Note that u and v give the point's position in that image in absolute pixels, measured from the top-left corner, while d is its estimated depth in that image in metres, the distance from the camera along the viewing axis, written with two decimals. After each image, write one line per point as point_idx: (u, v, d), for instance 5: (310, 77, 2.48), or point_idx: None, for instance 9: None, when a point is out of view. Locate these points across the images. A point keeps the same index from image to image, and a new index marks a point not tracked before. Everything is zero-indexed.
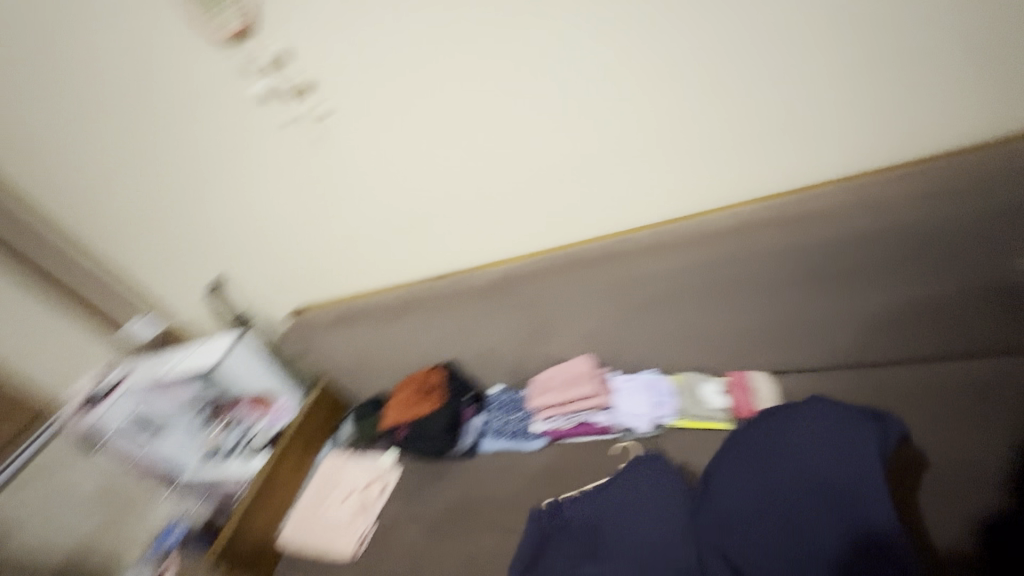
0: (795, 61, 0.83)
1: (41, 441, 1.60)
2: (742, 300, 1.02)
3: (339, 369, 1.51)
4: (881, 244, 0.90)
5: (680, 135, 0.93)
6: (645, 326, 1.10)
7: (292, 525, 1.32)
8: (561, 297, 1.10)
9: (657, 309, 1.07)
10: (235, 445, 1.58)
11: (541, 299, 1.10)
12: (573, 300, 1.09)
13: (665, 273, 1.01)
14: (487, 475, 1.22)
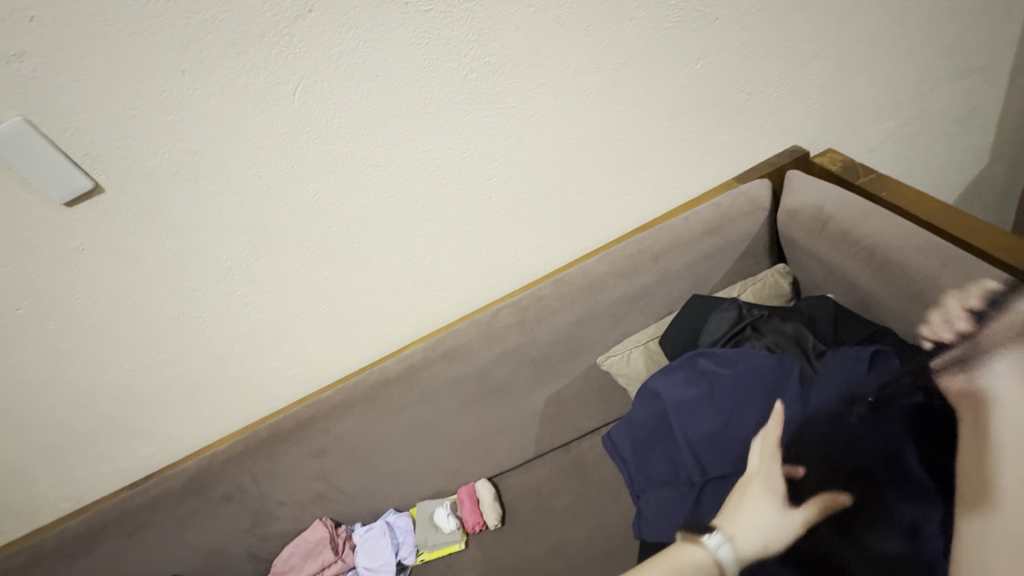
0: (419, 220, 0.91)
1: None
2: (444, 430, 1.05)
3: None
4: (533, 364, 0.99)
5: (333, 303, 0.98)
6: (364, 475, 1.07)
7: None
8: (264, 478, 1.03)
9: (369, 461, 1.05)
10: None
11: (244, 487, 1.02)
12: (279, 479, 1.03)
13: (357, 429, 1.00)
14: None
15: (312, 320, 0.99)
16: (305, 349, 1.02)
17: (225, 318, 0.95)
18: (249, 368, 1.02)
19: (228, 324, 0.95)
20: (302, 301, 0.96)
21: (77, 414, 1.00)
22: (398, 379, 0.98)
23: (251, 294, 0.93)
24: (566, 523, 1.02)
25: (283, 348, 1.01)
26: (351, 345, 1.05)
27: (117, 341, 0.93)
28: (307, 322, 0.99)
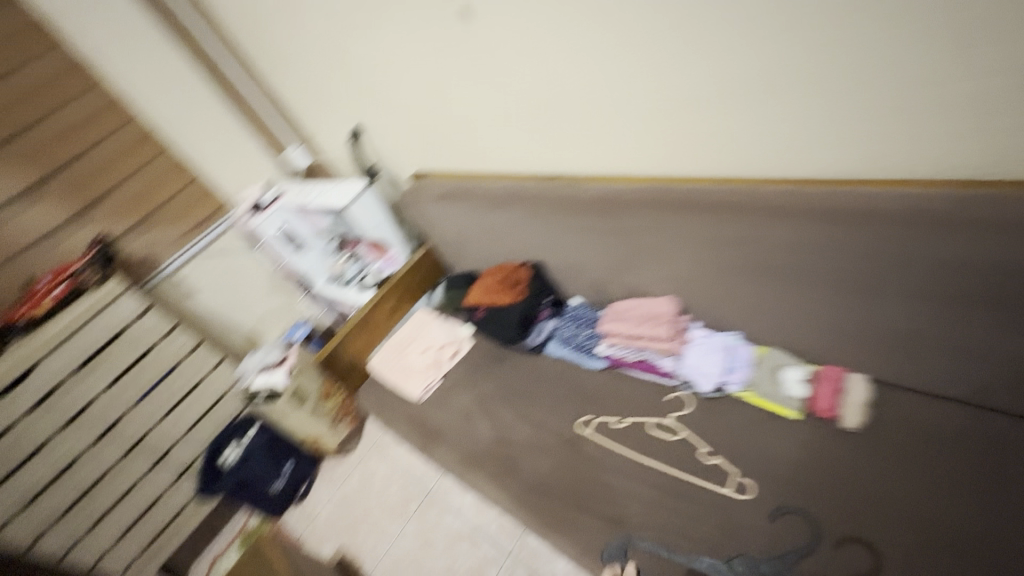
0: None
1: (224, 231, 2.12)
2: (857, 292, 0.94)
3: (449, 241, 1.66)
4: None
5: (830, 76, 0.83)
6: (742, 283, 1.07)
7: (382, 355, 1.57)
8: (658, 231, 1.10)
9: (759, 273, 1.03)
10: (354, 275, 2.04)
11: (643, 228, 1.11)
12: (666, 241, 1.11)
13: (774, 240, 0.97)
14: (548, 375, 1.31)
15: (791, 94, 0.89)
16: (753, 125, 0.96)
17: (704, 56, 0.93)
18: (685, 117, 1.03)
19: (699, 62, 0.94)
20: (795, 70, 0.86)
21: (539, 94, 1.22)
22: (859, 215, 0.85)
23: (752, 28, 0.85)
24: (903, 472, 0.91)
25: (735, 111, 0.96)
26: (799, 143, 0.94)
27: (602, 36, 1.02)
28: (787, 95, 0.89)
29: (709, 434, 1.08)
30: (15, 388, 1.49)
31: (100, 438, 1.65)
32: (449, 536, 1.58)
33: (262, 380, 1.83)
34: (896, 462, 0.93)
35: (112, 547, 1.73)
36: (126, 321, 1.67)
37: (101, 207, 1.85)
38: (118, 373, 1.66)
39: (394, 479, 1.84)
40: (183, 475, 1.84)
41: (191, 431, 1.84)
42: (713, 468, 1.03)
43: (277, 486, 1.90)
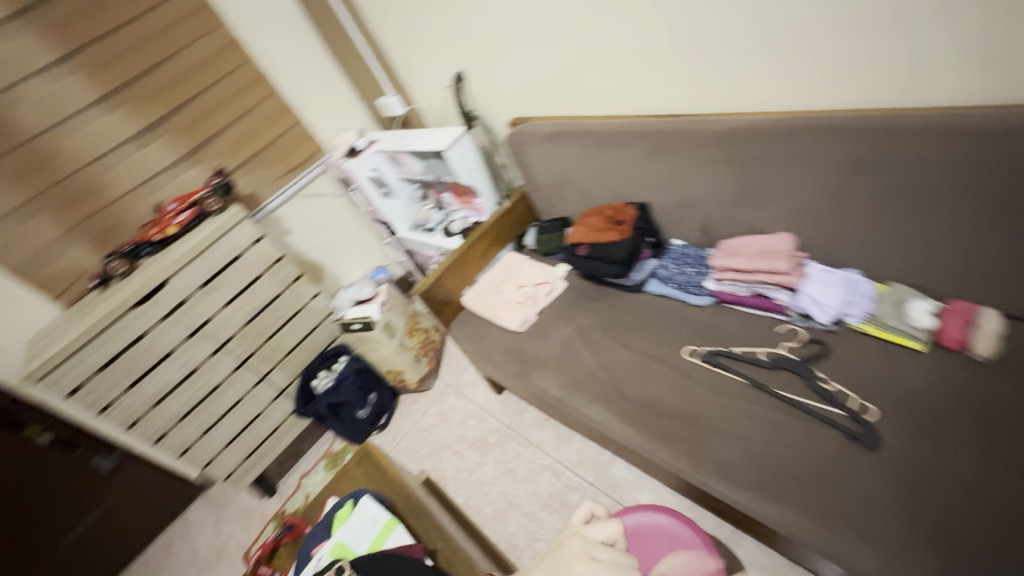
0: None
1: (319, 174, 2.29)
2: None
3: (541, 188, 1.68)
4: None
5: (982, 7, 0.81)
6: (917, 216, 0.94)
7: (477, 292, 1.68)
8: (799, 160, 1.03)
9: (878, 221, 0.99)
10: (438, 221, 2.20)
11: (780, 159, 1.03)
12: (786, 174, 1.06)
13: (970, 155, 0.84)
14: (644, 314, 1.35)
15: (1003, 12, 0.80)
16: (948, 42, 0.87)
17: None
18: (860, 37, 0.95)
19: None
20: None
21: (684, 30, 1.16)
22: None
23: None
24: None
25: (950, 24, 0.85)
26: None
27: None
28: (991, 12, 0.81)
29: (841, 351, 1.04)
30: (149, 299, 1.64)
31: (213, 352, 1.81)
32: (530, 467, 1.67)
33: (352, 314, 1.94)
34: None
35: (218, 456, 1.91)
36: (239, 248, 1.78)
37: (215, 145, 2.01)
38: (236, 291, 1.80)
39: (473, 415, 1.95)
40: (278, 398, 2.00)
41: (290, 356, 1.99)
42: (813, 390, 1.01)
43: (362, 415, 2.04)
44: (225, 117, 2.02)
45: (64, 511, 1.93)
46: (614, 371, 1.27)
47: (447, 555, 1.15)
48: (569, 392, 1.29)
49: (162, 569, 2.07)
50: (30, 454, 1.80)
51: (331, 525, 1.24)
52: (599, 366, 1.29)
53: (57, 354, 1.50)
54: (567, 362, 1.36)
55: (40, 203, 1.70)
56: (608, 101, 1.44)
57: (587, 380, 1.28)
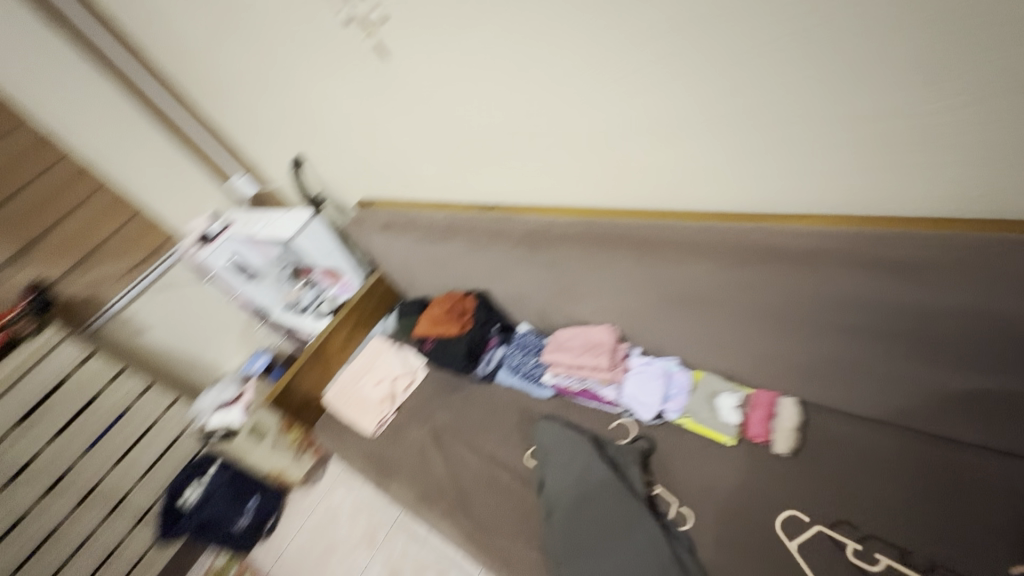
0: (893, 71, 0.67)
1: (175, 263, 2.11)
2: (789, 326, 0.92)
3: (392, 270, 1.59)
4: (981, 329, 0.75)
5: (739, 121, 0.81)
6: (712, 316, 0.99)
7: (337, 389, 1.54)
8: (591, 270, 1.07)
9: (683, 316, 1.02)
10: (311, 302, 2.03)
11: (581, 267, 1.07)
12: (592, 278, 1.08)
13: (709, 274, 0.93)
14: (495, 407, 1.29)
15: (716, 131, 0.85)
16: (684, 162, 0.92)
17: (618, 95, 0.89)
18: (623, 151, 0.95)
19: (614, 103, 0.91)
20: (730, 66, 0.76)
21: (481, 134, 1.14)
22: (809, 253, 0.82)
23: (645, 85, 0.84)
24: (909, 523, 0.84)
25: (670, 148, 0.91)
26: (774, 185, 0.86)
27: (516, 97, 1.01)
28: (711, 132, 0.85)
29: (666, 448, 1.05)
30: None
31: (47, 493, 1.58)
32: (417, 565, 1.59)
33: (217, 420, 1.79)
34: (862, 504, 0.88)
35: None
36: (62, 372, 1.60)
37: (35, 252, 1.77)
38: (69, 418, 1.61)
39: (362, 509, 1.84)
40: (140, 524, 1.80)
41: (148, 475, 1.81)
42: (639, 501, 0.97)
43: (243, 524, 1.85)
44: (44, 220, 1.79)
45: None
46: (465, 479, 1.20)
47: None
48: (422, 508, 1.20)
49: None
50: None
51: None
52: (451, 474, 1.23)
53: None
54: (421, 470, 1.27)
55: None
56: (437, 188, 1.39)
57: (440, 491, 1.21)
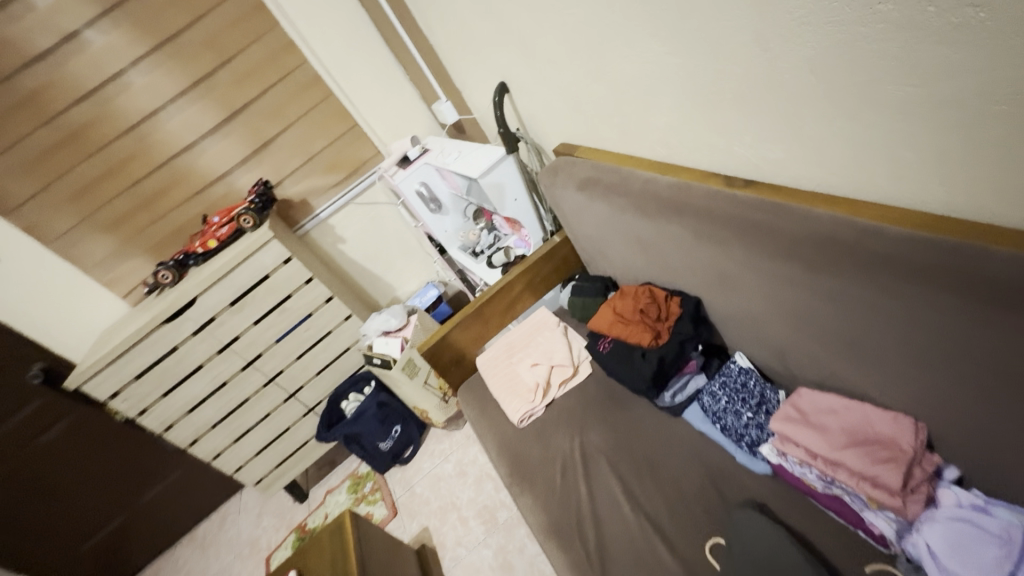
0: None
1: (373, 182, 2.14)
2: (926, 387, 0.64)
3: (579, 237, 1.31)
4: None
5: None
6: None
7: (492, 355, 1.38)
8: (910, 326, 0.61)
9: None
10: (487, 245, 1.95)
11: (895, 316, 0.62)
12: (902, 336, 0.63)
13: None
14: (672, 455, 0.96)
15: None
16: None
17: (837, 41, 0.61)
18: None
19: None
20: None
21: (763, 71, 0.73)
22: None
23: None
24: None
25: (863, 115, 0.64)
26: None
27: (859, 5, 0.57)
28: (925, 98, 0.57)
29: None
30: (181, 313, 1.67)
31: (244, 368, 1.81)
32: (530, 570, 1.41)
33: (379, 346, 1.81)
34: None
35: (249, 462, 1.96)
36: (267, 267, 1.73)
37: (270, 152, 1.95)
38: (266, 309, 1.77)
39: (490, 478, 1.73)
40: (307, 415, 1.98)
41: (319, 376, 1.95)
42: None
43: (384, 447, 1.91)
44: (281, 123, 1.94)
45: (135, 479, 2.14)
46: (610, 532, 0.93)
47: None
48: (548, 541, 0.98)
49: (211, 545, 2.25)
50: (108, 428, 2.03)
51: None
52: (593, 517, 0.96)
53: (95, 363, 1.59)
54: (558, 492, 1.04)
55: (102, 215, 1.79)
56: (667, 144, 1.02)
57: (573, 532, 0.96)
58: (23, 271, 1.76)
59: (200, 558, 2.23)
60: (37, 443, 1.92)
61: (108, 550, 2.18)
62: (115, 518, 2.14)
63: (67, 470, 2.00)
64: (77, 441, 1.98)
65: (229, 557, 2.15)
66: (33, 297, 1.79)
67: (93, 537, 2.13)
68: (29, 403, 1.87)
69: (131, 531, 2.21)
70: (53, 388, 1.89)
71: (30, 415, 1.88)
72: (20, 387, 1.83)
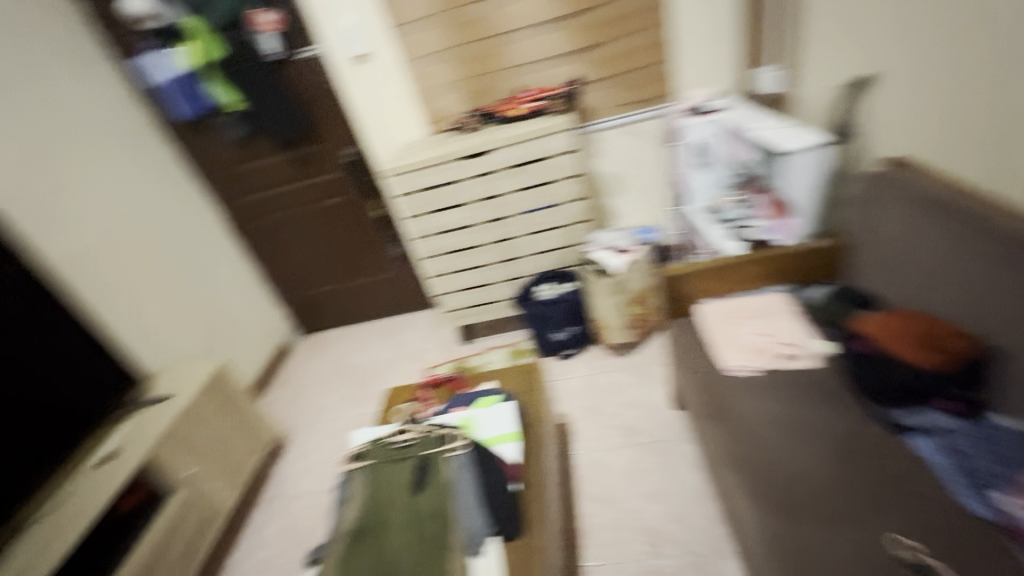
0: None
1: (655, 116, 2.27)
2: None
3: (867, 254, 1.40)
4: None
5: None
6: None
7: (718, 310, 1.53)
8: None
9: None
10: (730, 218, 1.84)
11: None
12: None
13: None
14: (880, 459, 1.04)
15: None
16: None
17: None
18: None
19: None
20: None
21: None
22: None
23: None
24: None
25: None
26: None
27: None
28: None
29: None
30: (475, 157, 2.02)
31: (490, 220, 2.15)
32: (653, 490, 1.61)
33: (599, 255, 2.04)
34: None
35: (453, 293, 2.37)
36: (550, 151, 1.99)
37: (588, 55, 2.15)
38: (531, 184, 2.06)
39: (637, 406, 1.92)
40: (510, 282, 2.31)
41: (535, 256, 2.23)
42: None
43: (556, 336, 2.20)
44: (610, 33, 2.11)
45: (365, 263, 2.77)
46: (791, 484, 1.05)
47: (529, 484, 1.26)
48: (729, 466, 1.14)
49: (386, 338, 2.80)
50: (367, 217, 2.61)
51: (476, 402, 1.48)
52: (778, 466, 1.10)
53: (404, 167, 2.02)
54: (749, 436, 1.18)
55: (446, 55, 2.17)
56: None
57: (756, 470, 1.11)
58: (378, 75, 2.23)
59: (375, 342, 2.80)
60: (327, 202, 2.58)
61: (329, 300, 2.92)
62: (344, 282, 2.85)
63: (333, 230, 2.67)
64: (347, 213, 2.61)
65: (397, 353, 2.67)
66: (371, 98, 2.26)
67: (326, 286, 2.87)
68: (333, 172, 2.49)
69: (346, 297, 2.90)
70: (353, 171, 2.47)
71: (331, 181, 2.51)
72: (337, 159, 2.45)
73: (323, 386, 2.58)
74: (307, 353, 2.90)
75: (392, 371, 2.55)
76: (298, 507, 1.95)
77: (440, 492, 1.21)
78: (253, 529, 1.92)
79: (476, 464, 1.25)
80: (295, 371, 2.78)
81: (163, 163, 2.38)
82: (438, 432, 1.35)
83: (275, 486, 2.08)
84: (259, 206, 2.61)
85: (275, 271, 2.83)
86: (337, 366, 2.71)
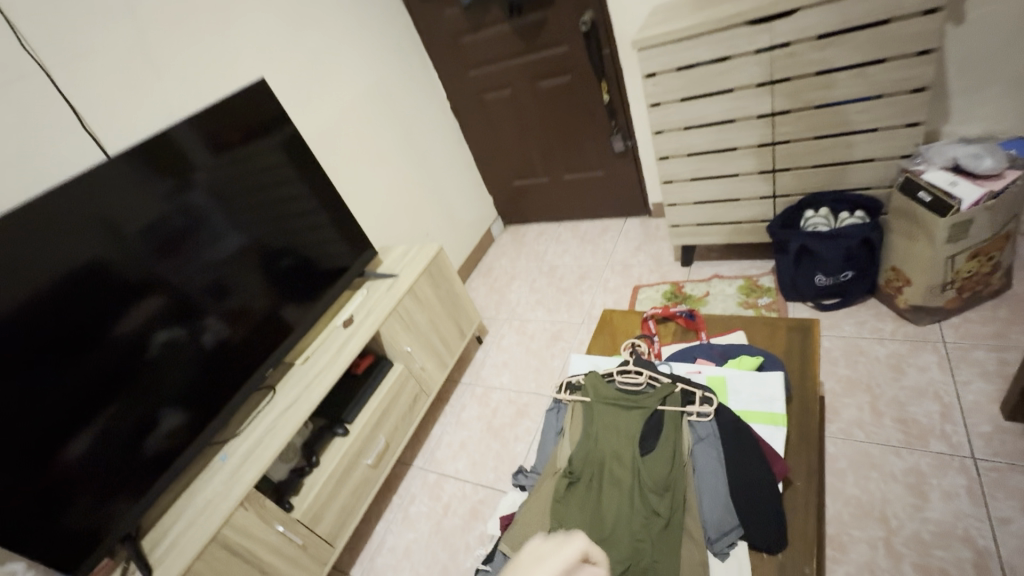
0: None
1: None
2: None
3: None
4: None
5: None
6: None
7: None
8: None
9: None
10: None
11: None
12: None
13: None
14: None
15: None
16: None
17: None
18: None
19: None
20: None
21: None
22: None
23: None
24: None
25: None
26: None
27: None
28: None
29: None
30: (767, 22, 1.45)
31: (762, 115, 1.62)
32: (951, 521, 1.17)
33: (932, 177, 1.40)
34: None
35: (684, 205, 1.96)
36: (895, 11, 1.32)
37: None
38: (844, 64, 1.44)
39: (936, 399, 1.39)
40: (766, 200, 1.80)
41: (814, 170, 1.66)
42: None
43: (819, 281, 1.68)
44: None
45: (580, 156, 2.48)
46: None
47: (796, 486, 0.96)
48: None
49: (590, 243, 2.58)
50: (593, 102, 2.26)
51: (727, 359, 1.18)
52: None
53: (661, 36, 1.57)
54: None
55: None
56: None
57: None
58: None
59: (578, 246, 2.60)
60: (550, 82, 2.29)
61: (534, 193, 2.76)
62: (553, 175, 2.63)
63: (552, 116, 2.40)
64: (570, 96, 2.28)
65: (601, 262, 2.44)
66: None
67: (534, 178, 2.69)
68: (564, 45, 2.14)
69: (553, 192, 2.70)
70: (587, 44, 2.08)
71: (559, 55, 2.18)
72: (571, 28, 2.08)
73: (522, 283, 2.53)
74: (509, 245, 2.86)
75: (595, 281, 2.34)
76: (494, 400, 1.99)
77: (677, 461, 1.00)
78: (453, 408, 2.04)
79: (726, 440, 0.99)
80: (496, 262, 2.77)
81: (400, 32, 2.31)
82: (682, 386, 1.10)
83: (474, 374, 2.15)
84: (480, 83, 2.44)
85: (487, 157, 2.73)
86: (537, 264, 2.62)
